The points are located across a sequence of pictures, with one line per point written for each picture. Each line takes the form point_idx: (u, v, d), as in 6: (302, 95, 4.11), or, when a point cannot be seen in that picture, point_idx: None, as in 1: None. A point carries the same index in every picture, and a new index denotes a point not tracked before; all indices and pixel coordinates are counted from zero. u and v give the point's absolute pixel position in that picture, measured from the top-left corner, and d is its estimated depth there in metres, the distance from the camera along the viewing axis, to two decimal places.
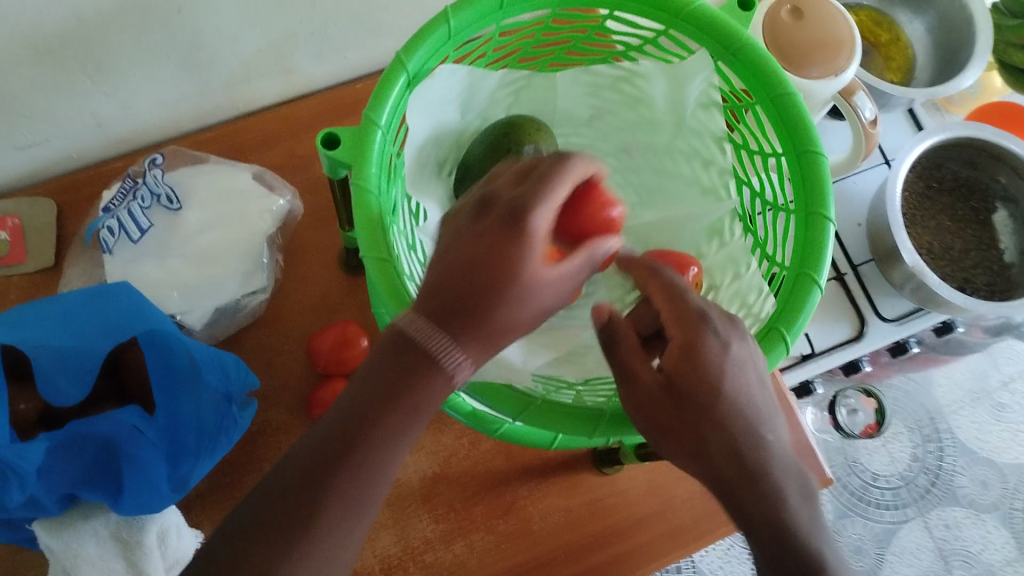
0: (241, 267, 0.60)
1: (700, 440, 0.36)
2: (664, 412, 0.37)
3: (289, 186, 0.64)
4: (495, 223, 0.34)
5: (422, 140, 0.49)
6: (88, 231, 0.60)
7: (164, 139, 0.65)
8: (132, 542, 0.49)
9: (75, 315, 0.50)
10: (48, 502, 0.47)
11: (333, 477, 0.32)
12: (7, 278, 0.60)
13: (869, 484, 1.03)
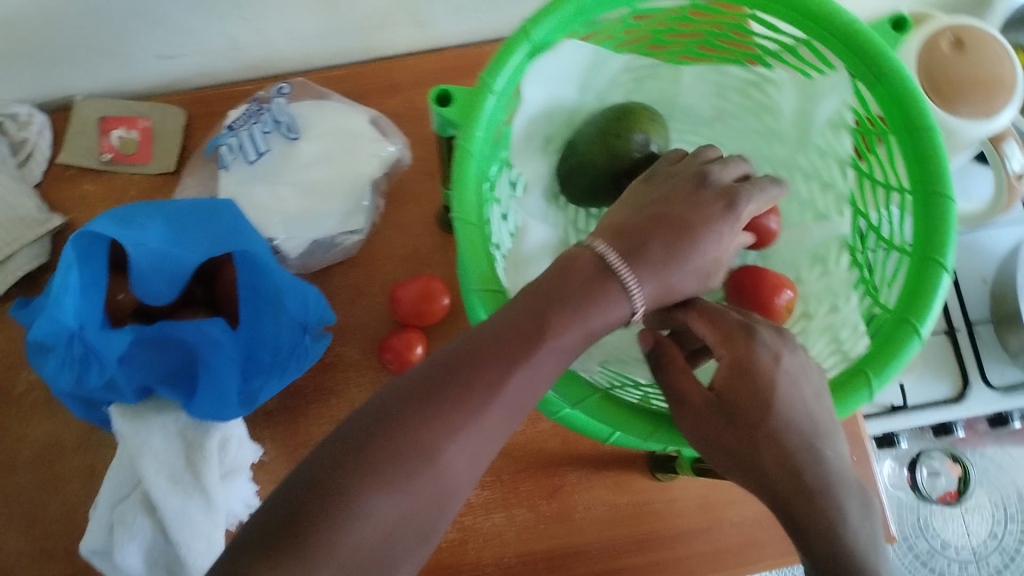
0: (343, 205, 0.61)
1: (754, 451, 0.36)
2: (714, 424, 0.37)
3: (402, 137, 0.65)
4: (686, 191, 0.39)
5: (533, 114, 0.48)
6: (210, 144, 0.62)
7: (294, 71, 0.67)
8: (196, 444, 0.52)
9: (176, 223, 0.53)
10: (124, 388, 0.50)
11: (393, 435, 0.32)
12: (130, 175, 0.64)
13: (937, 552, 0.91)
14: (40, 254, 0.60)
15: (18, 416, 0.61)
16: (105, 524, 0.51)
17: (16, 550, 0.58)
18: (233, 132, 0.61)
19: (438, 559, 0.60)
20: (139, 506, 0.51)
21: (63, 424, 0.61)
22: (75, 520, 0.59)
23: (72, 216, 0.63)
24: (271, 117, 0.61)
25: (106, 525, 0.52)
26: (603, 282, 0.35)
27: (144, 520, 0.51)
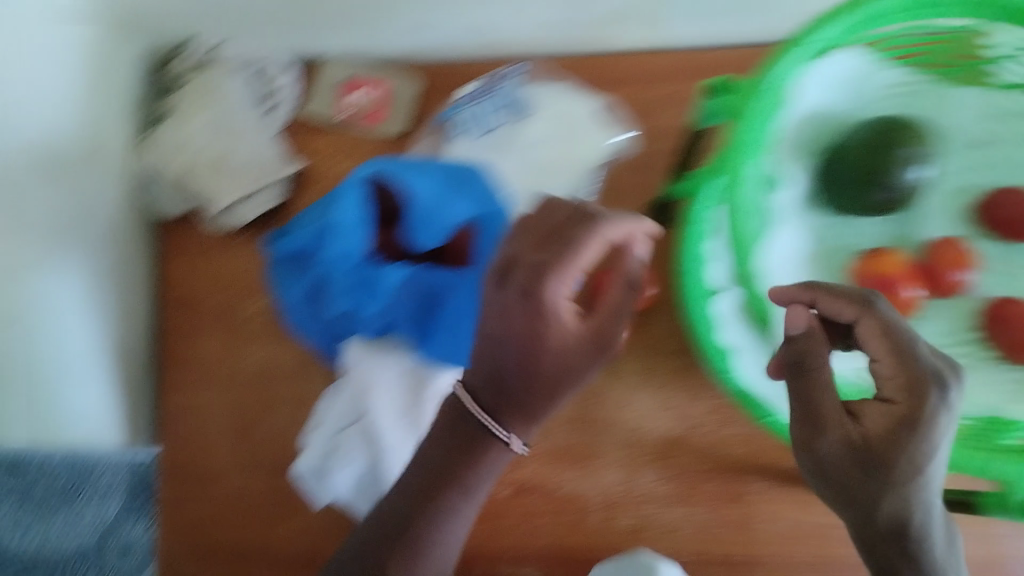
0: (564, 188, 0.60)
1: (874, 503, 0.40)
2: (851, 475, 0.40)
3: (638, 126, 0.61)
4: (514, 295, 0.45)
5: (801, 111, 0.50)
6: (439, 116, 0.62)
7: (525, 52, 0.64)
8: (420, 385, 0.56)
9: (441, 181, 0.55)
10: (372, 324, 0.55)
11: (427, 501, 0.47)
12: (359, 140, 0.65)
13: None
14: (273, 199, 0.63)
15: (241, 341, 0.64)
16: (320, 447, 0.57)
17: (229, 461, 0.64)
18: (461, 107, 0.61)
19: (612, 540, 0.63)
20: (355, 437, 0.56)
21: (279, 354, 0.64)
22: (283, 448, 0.63)
23: (311, 163, 0.65)
24: (501, 96, 0.61)
25: (319, 448, 0.57)
26: (566, 352, 0.46)
27: (358, 452, 0.56)
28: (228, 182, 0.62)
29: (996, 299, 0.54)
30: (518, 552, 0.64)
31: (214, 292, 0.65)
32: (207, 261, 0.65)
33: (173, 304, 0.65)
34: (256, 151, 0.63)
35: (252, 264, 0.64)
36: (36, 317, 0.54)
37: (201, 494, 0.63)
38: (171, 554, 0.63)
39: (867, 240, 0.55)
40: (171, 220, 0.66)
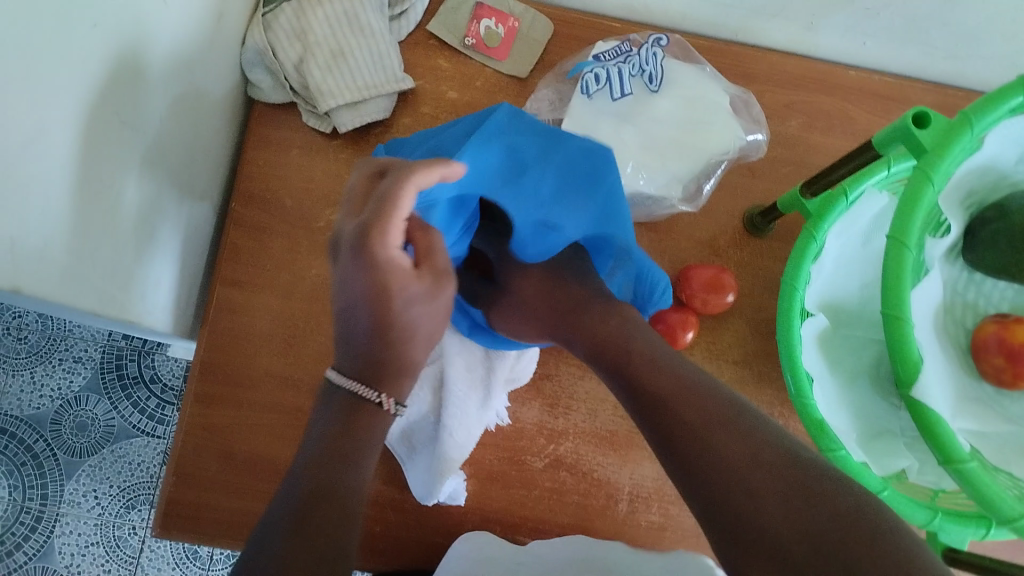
0: (675, 167, 0.60)
1: (710, 447, 0.38)
2: (690, 434, 0.40)
3: (758, 130, 0.64)
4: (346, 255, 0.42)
5: (978, 169, 0.45)
6: (575, 69, 0.63)
7: (667, 29, 0.68)
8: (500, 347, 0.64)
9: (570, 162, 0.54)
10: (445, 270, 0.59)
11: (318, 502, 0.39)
12: (481, 68, 0.66)
13: None
14: (383, 109, 0.63)
15: (308, 248, 0.62)
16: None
17: (269, 370, 0.61)
18: (600, 64, 0.62)
19: (634, 534, 0.62)
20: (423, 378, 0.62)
21: None
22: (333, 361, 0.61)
23: (419, 84, 0.65)
24: (638, 62, 0.62)
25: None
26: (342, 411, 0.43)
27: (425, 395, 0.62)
28: (344, 84, 0.61)
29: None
30: (538, 525, 0.62)
31: (289, 192, 0.63)
32: (294, 158, 0.63)
33: (245, 196, 0.63)
34: (375, 60, 0.62)
35: (340, 170, 0.63)
36: (148, 187, 0.51)
37: (233, 399, 0.60)
38: (187, 455, 0.59)
39: (993, 305, 0.49)
40: (264, 108, 0.64)
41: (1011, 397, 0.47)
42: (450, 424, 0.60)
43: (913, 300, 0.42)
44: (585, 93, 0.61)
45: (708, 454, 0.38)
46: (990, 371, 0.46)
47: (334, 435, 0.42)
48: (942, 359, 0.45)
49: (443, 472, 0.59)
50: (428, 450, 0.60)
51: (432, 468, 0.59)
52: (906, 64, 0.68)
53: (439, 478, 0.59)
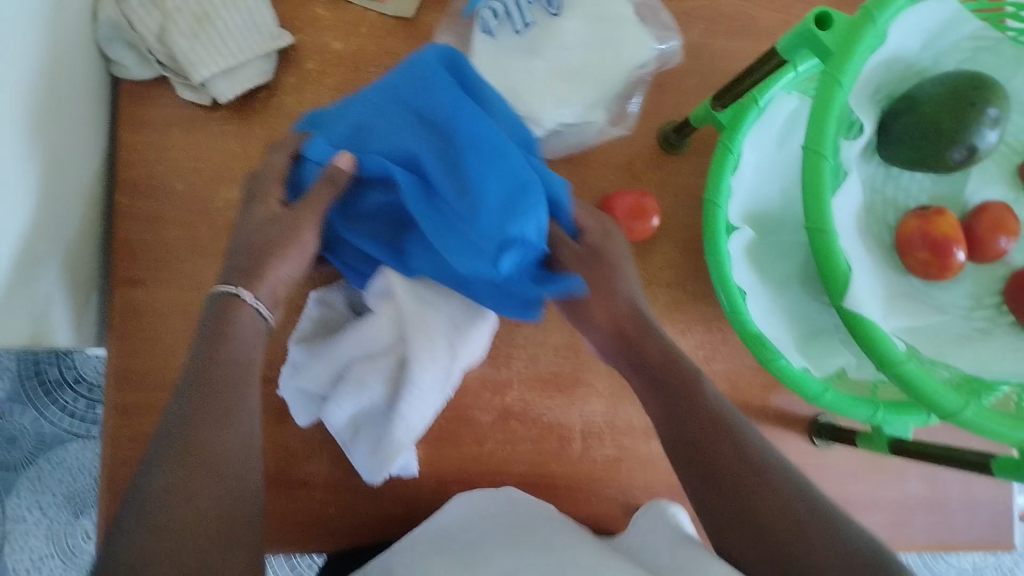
0: (596, 94, 0.57)
1: (712, 450, 0.45)
2: (703, 435, 0.46)
3: (671, 29, 0.61)
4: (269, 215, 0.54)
5: (884, 63, 0.43)
6: (471, 6, 0.58)
7: None
8: (462, 327, 0.52)
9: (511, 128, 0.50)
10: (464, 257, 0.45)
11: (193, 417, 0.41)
12: (365, 13, 0.61)
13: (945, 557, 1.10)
14: (265, 69, 0.58)
15: (209, 232, 0.58)
16: (332, 376, 0.53)
17: (186, 367, 0.57)
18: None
19: (590, 470, 0.62)
20: (378, 369, 0.51)
21: None
22: None
23: (299, 39, 0.60)
24: None
25: (316, 376, 0.53)
26: (226, 317, 0.45)
27: (379, 385, 0.52)
28: (215, 49, 0.56)
29: (941, 211, 0.46)
30: (495, 478, 0.61)
31: (176, 175, 0.58)
32: (175, 137, 0.58)
33: (128, 185, 0.58)
34: (246, 19, 0.57)
35: (227, 145, 0.59)
36: (16, 197, 0.46)
37: (153, 404, 0.56)
38: (115, 468, 0.55)
39: (913, 197, 0.49)
40: (132, 87, 0.58)
41: (937, 285, 0.48)
42: (395, 423, 0.51)
43: (835, 207, 0.42)
44: (486, 33, 0.57)
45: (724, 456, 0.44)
46: (917, 265, 0.46)
47: (209, 351, 0.44)
48: (868, 261, 0.44)
49: (382, 466, 0.53)
50: (370, 434, 0.54)
51: (372, 456, 0.53)
52: None
53: (377, 467, 0.53)
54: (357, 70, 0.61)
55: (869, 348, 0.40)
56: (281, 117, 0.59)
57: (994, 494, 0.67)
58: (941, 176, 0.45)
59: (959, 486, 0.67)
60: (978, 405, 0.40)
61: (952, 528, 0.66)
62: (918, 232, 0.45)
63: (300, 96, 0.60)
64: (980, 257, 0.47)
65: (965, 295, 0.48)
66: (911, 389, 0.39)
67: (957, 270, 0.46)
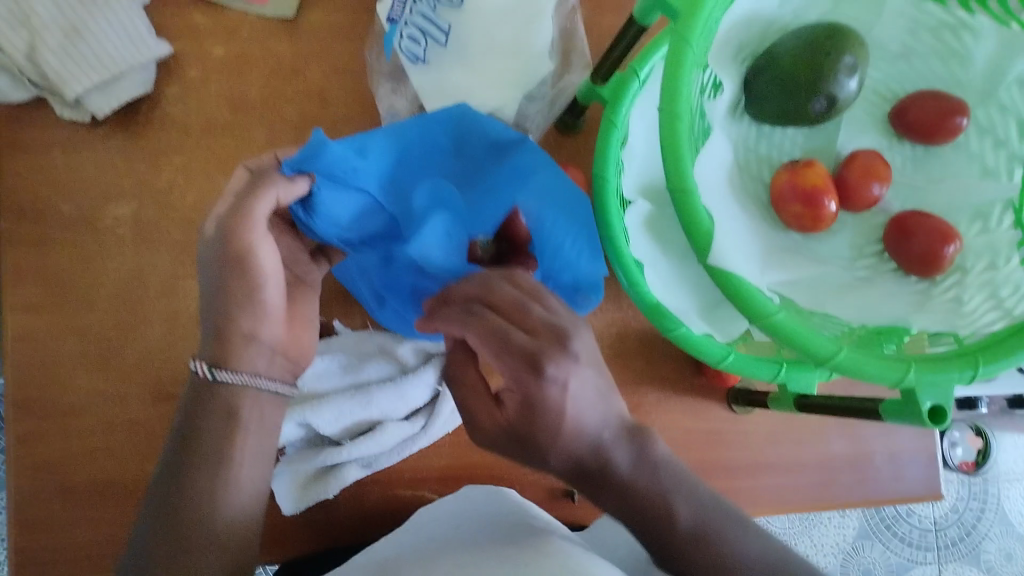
0: (533, 62, 0.58)
1: (656, 526, 0.40)
2: (641, 520, 0.40)
3: None
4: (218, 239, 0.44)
5: (738, 23, 0.44)
6: (387, 47, 0.59)
7: None
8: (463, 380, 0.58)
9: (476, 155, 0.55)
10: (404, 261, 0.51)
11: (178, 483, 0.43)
12: (243, 16, 0.61)
13: (904, 517, 1.10)
14: (146, 81, 0.58)
15: (99, 251, 0.57)
16: (354, 420, 0.56)
17: (89, 389, 0.56)
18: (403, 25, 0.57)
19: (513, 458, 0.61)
20: (401, 427, 0.57)
21: (147, 263, 0.58)
22: (155, 361, 0.57)
23: (177, 48, 0.60)
24: None
25: (341, 417, 0.55)
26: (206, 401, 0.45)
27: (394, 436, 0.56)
28: (87, 65, 0.55)
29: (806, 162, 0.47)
30: (415, 475, 0.60)
31: (63, 197, 0.57)
32: (59, 158, 0.58)
33: (13, 210, 0.57)
34: (121, 32, 0.56)
35: (113, 161, 0.58)
36: None
37: (56, 428, 0.55)
38: (22, 495, 0.54)
39: (786, 153, 0.50)
40: (8, 111, 0.57)
41: (816, 238, 0.48)
42: (357, 470, 0.57)
43: (697, 167, 0.42)
44: (420, 62, 0.58)
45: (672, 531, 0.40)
46: (792, 219, 0.46)
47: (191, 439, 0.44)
48: (740, 218, 0.45)
49: (316, 499, 0.56)
50: (319, 466, 0.57)
51: (311, 489, 0.56)
52: None
53: (309, 499, 0.56)
54: (241, 75, 0.60)
55: (741, 304, 0.40)
56: (168, 129, 0.59)
57: (917, 444, 0.68)
58: (805, 130, 0.47)
59: (880, 439, 0.67)
60: (851, 349, 0.40)
61: (877, 480, 0.67)
62: (787, 186, 0.46)
63: (184, 107, 0.59)
64: (859, 208, 0.48)
65: (846, 246, 0.49)
66: (786, 339, 0.39)
67: (831, 221, 0.47)
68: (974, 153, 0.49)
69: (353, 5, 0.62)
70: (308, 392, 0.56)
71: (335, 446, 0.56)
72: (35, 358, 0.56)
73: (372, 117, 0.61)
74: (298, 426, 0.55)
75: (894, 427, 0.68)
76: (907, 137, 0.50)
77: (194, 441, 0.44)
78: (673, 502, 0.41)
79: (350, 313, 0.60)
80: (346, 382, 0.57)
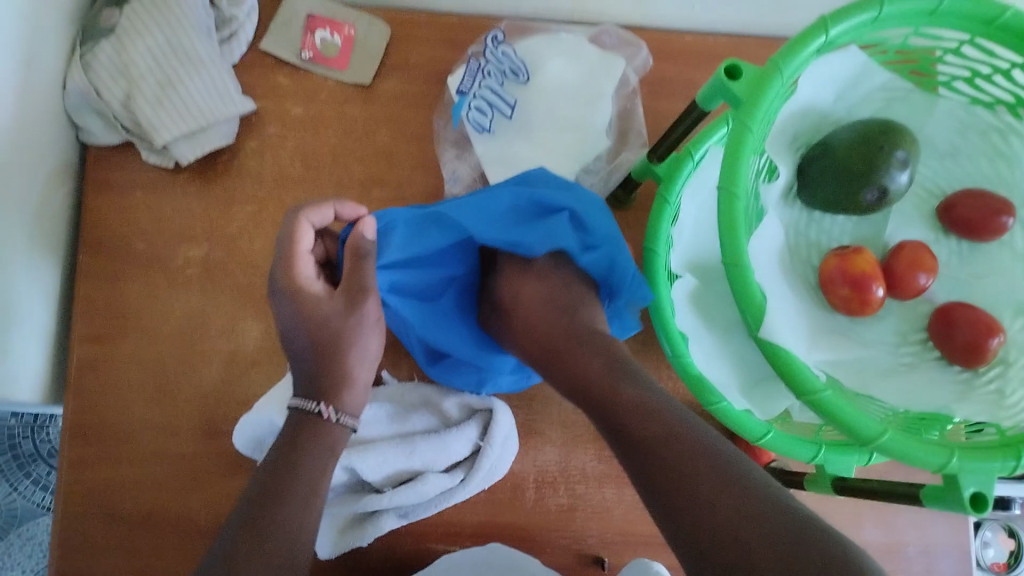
0: (591, 137, 0.62)
1: (648, 443, 0.39)
2: (640, 443, 0.39)
3: (632, 50, 0.66)
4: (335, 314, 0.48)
5: (797, 112, 0.46)
6: (455, 116, 0.63)
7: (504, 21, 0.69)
8: (509, 438, 0.59)
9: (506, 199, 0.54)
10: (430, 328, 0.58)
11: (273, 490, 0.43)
12: (323, 81, 0.65)
13: None
14: (230, 134, 0.62)
15: (168, 288, 0.60)
16: (397, 468, 0.57)
17: (144, 420, 0.58)
18: (473, 96, 0.62)
19: (545, 520, 0.61)
20: (440, 479, 0.57)
21: (211, 303, 0.60)
22: (208, 399, 0.59)
23: (260, 105, 0.64)
24: (493, 66, 0.62)
25: (383, 464, 0.56)
26: (309, 431, 0.46)
27: (435, 487, 0.57)
28: (175, 116, 0.59)
29: (843, 247, 0.49)
30: (450, 529, 0.61)
31: (139, 235, 0.61)
32: (139, 198, 0.61)
33: (93, 245, 0.60)
34: (210, 86, 0.60)
35: (190, 205, 0.62)
36: None
37: (109, 455, 0.57)
38: (68, 516, 0.56)
39: (835, 239, 0.52)
40: (99, 152, 0.62)
41: (862, 322, 0.50)
42: (393, 519, 0.57)
43: (751, 245, 0.44)
44: (486, 131, 0.62)
45: (666, 448, 0.38)
46: (839, 302, 0.48)
47: (281, 456, 0.45)
48: (789, 297, 0.46)
49: (352, 546, 0.57)
50: (357, 512, 0.58)
51: (348, 534, 0.57)
52: (741, 27, 0.69)
53: (346, 544, 0.57)
54: (317, 133, 0.64)
55: (789, 380, 0.41)
56: (242, 178, 0.62)
57: (953, 541, 0.67)
58: (855, 217, 0.49)
59: (915, 533, 0.67)
60: (897, 431, 0.41)
61: (909, 574, 0.66)
62: (837, 271, 0.48)
63: (261, 159, 0.63)
64: (904, 296, 0.50)
65: (891, 332, 0.50)
66: (832, 417, 0.40)
67: (877, 307, 0.48)
68: (1019, 251, 0.50)
69: (425, 75, 0.65)
70: (357, 439, 0.58)
71: (376, 492, 0.57)
72: (98, 385, 0.58)
73: (434, 179, 0.64)
74: (342, 470, 0.57)
75: (929, 520, 0.67)
76: (953, 232, 0.52)
77: (290, 463, 0.44)
78: (685, 436, 0.38)
79: (399, 365, 0.62)
80: (392, 431, 0.59)
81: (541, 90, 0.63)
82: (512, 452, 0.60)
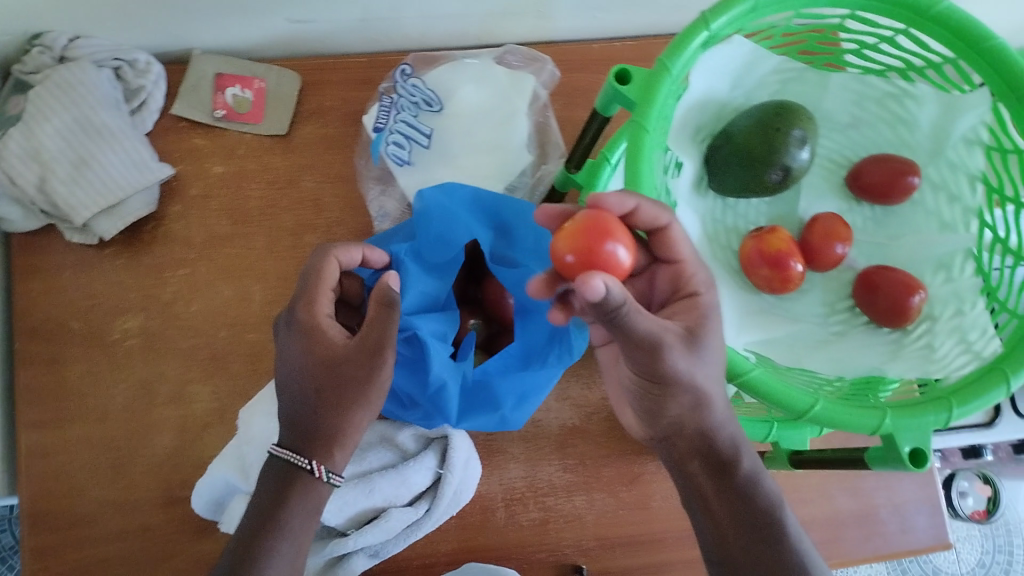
0: (509, 154, 0.63)
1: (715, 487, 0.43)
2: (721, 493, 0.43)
3: (539, 66, 0.67)
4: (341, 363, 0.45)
5: (693, 106, 0.47)
6: (374, 154, 0.63)
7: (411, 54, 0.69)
8: (468, 462, 0.59)
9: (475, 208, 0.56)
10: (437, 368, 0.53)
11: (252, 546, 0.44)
12: (239, 138, 0.65)
13: None
14: (151, 202, 0.62)
15: (110, 365, 0.60)
16: (360, 509, 0.57)
17: (104, 500, 0.57)
18: (390, 131, 0.62)
19: (520, 538, 0.61)
20: (405, 512, 0.57)
21: (156, 372, 0.60)
22: (164, 469, 0.58)
23: (180, 169, 0.64)
24: (407, 99, 0.63)
25: (345, 507, 0.56)
26: (286, 485, 0.46)
27: (401, 521, 0.57)
28: (95, 192, 0.59)
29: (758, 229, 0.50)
30: (424, 561, 0.61)
31: (74, 315, 0.61)
32: (70, 280, 0.61)
33: (29, 332, 0.60)
34: (126, 158, 0.60)
35: (122, 278, 0.61)
36: None
37: (73, 540, 0.57)
38: None
39: (752, 222, 0.53)
40: (22, 238, 0.61)
41: (790, 298, 0.51)
42: (364, 560, 0.57)
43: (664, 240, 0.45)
44: (408, 163, 0.63)
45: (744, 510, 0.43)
46: (762, 282, 0.49)
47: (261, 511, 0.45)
48: None
49: None
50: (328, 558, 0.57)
51: None
52: (642, 29, 0.71)
53: None
54: (240, 189, 0.64)
55: None
56: (171, 244, 0.62)
57: (919, 495, 0.68)
58: (764, 198, 0.50)
59: (883, 494, 0.68)
60: (828, 401, 0.42)
61: (885, 535, 0.67)
62: (755, 251, 0.49)
63: (186, 222, 0.63)
64: (824, 266, 0.51)
65: (819, 304, 0.52)
66: (764, 395, 0.41)
67: (799, 282, 0.49)
68: (929, 207, 0.52)
69: (340, 117, 0.66)
70: None
71: (342, 536, 0.57)
72: (51, 473, 0.58)
73: (363, 218, 0.64)
74: None
75: (895, 479, 0.68)
76: (863, 198, 0.53)
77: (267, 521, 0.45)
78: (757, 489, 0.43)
79: None
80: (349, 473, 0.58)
81: (456, 116, 0.64)
82: (476, 473, 0.60)
